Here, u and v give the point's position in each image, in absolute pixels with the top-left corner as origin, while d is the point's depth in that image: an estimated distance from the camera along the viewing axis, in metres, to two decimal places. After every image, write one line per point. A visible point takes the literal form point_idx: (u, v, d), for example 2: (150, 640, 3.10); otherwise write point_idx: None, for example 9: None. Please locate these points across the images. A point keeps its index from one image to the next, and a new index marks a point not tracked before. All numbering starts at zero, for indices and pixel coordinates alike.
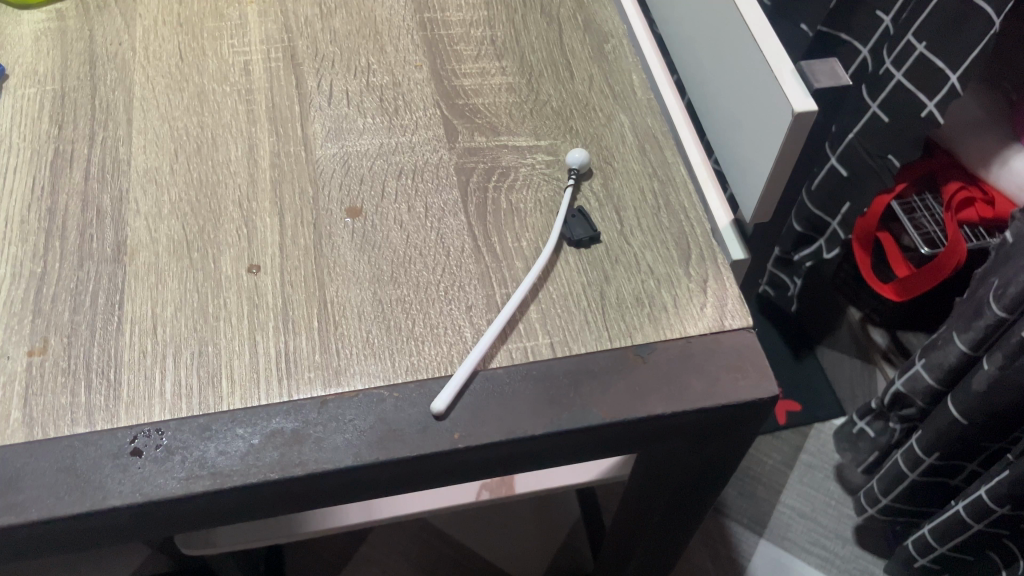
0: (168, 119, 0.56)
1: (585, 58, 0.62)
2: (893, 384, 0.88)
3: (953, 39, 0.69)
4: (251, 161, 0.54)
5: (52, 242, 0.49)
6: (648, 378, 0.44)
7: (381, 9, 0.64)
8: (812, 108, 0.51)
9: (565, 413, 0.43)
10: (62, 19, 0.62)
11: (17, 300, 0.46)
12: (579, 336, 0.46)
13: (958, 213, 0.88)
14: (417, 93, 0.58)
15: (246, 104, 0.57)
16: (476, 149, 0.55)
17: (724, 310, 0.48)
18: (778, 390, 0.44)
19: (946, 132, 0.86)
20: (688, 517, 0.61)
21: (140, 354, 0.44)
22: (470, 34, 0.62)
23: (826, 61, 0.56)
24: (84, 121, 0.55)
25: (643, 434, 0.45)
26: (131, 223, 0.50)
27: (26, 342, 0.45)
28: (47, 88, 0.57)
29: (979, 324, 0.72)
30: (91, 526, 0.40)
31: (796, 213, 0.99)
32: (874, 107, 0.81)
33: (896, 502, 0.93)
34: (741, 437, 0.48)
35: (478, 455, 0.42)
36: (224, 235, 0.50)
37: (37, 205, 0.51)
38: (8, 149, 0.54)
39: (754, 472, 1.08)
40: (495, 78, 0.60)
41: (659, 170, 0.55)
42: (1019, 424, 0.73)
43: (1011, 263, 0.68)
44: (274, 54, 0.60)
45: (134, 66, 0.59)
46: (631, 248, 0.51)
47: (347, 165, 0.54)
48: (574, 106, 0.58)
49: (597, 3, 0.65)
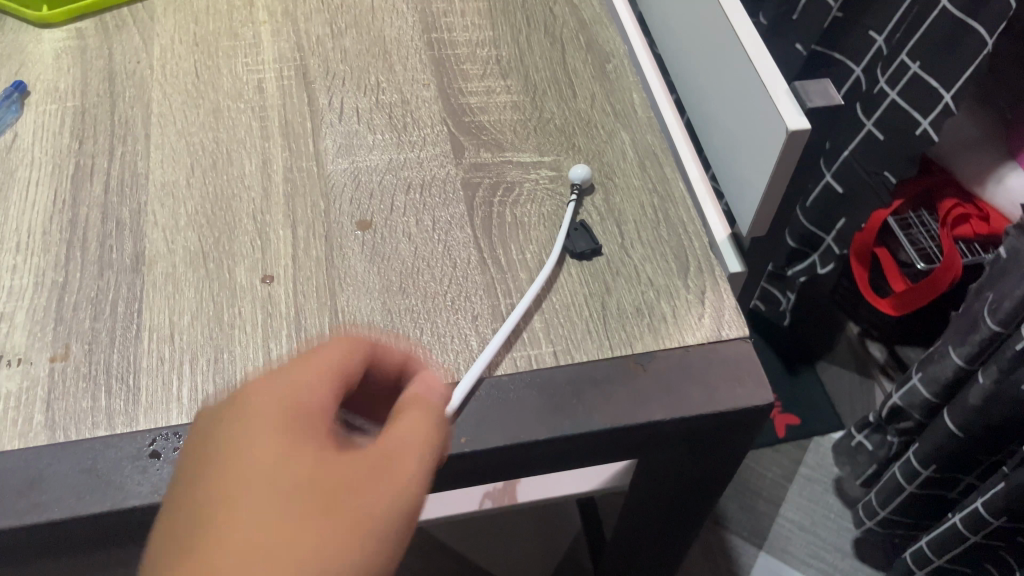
0: (185, 135, 0.58)
1: (587, 77, 0.64)
2: (891, 398, 0.89)
3: (946, 60, 0.71)
4: (265, 175, 0.55)
5: (74, 253, 0.51)
6: (648, 385, 0.46)
7: (391, 29, 0.66)
8: (806, 125, 0.53)
9: (567, 420, 0.44)
10: (81, 38, 0.64)
11: (40, 308, 0.48)
12: (581, 345, 0.48)
13: (954, 229, 0.89)
14: (425, 110, 0.60)
15: (259, 120, 0.59)
16: (482, 164, 0.57)
17: (721, 320, 0.49)
18: (773, 398, 0.45)
19: (942, 150, 0.88)
20: (688, 525, 0.62)
21: (158, 361, 0.46)
22: (476, 54, 0.65)
23: (820, 82, 0.57)
24: (104, 137, 0.57)
25: (643, 441, 0.46)
26: (149, 234, 0.52)
27: (49, 349, 0.46)
28: (68, 104, 0.59)
29: (974, 339, 0.74)
30: (110, 526, 0.41)
31: (791, 228, 1.00)
32: (868, 125, 0.83)
33: (895, 514, 0.94)
34: (739, 444, 0.49)
35: (483, 459, 0.44)
36: (238, 247, 0.52)
37: (58, 218, 0.53)
38: (30, 162, 0.56)
39: (754, 486, 1.10)
40: (500, 96, 0.62)
41: (659, 185, 0.57)
42: (1014, 437, 0.74)
43: (1006, 278, 0.69)
44: (287, 72, 0.62)
45: (153, 83, 0.61)
46: (632, 260, 0.52)
47: (357, 180, 0.56)
48: (577, 123, 0.60)
49: (599, 24, 0.67)
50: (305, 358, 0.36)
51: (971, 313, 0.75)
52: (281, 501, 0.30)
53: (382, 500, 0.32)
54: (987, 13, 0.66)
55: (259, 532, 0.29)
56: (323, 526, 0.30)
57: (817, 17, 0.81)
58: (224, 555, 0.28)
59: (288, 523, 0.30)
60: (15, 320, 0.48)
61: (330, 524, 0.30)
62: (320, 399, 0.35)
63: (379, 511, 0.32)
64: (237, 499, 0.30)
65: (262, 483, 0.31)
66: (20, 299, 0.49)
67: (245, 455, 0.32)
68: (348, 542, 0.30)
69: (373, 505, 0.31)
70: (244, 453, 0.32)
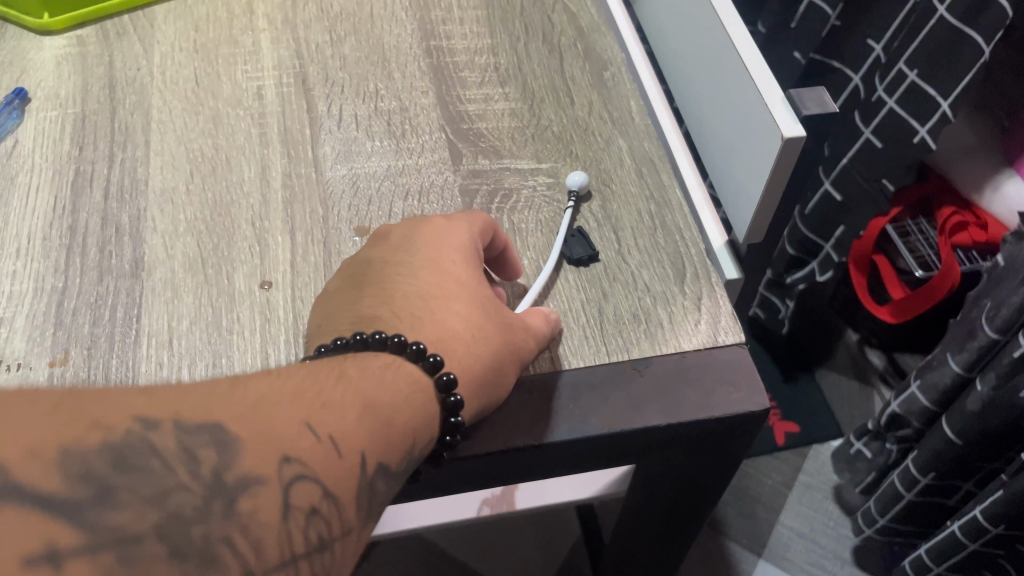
0: (185, 141, 0.58)
1: (585, 85, 0.64)
2: (890, 405, 0.90)
3: (943, 68, 0.71)
4: (264, 181, 0.56)
5: (73, 258, 0.51)
6: (645, 390, 0.46)
7: (390, 36, 0.67)
8: (801, 133, 0.53)
9: (564, 424, 0.44)
10: (82, 45, 0.64)
11: (40, 313, 0.48)
12: (578, 351, 0.48)
13: (952, 237, 0.90)
14: (424, 117, 0.61)
15: (259, 127, 0.59)
16: (480, 171, 0.58)
17: (718, 326, 0.50)
18: (769, 403, 0.45)
19: (939, 157, 0.88)
20: (686, 530, 0.62)
21: (157, 366, 0.46)
22: (475, 61, 0.65)
23: (815, 89, 0.58)
24: (104, 143, 0.57)
25: (640, 446, 0.46)
26: (148, 240, 0.52)
27: (48, 354, 0.47)
28: (68, 111, 0.59)
29: (972, 346, 0.74)
30: None
31: (789, 236, 1.00)
32: (867, 132, 0.83)
33: (893, 522, 0.94)
34: (735, 450, 0.49)
35: (480, 463, 0.44)
36: (237, 252, 0.52)
37: (58, 223, 0.53)
38: (31, 168, 0.56)
39: (753, 493, 1.09)
40: (499, 104, 0.62)
41: (656, 192, 0.57)
42: (1013, 445, 0.74)
43: (1004, 286, 0.69)
44: (286, 79, 0.62)
45: (153, 89, 0.61)
46: (629, 266, 0.53)
47: (356, 186, 0.56)
48: (574, 130, 0.61)
49: (596, 32, 0.68)
50: (463, 219, 0.48)
51: (970, 320, 0.75)
52: (469, 303, 0.44)
53: (526, 330, 0.46)
54: (983, 22, 0.66)
55: (457, 319, 0.43)
56: (499, 327, 0.44)
57: (815, 25, 0.81)
58: (439, 329, 0.42)
59: (477, 316, 0.44)
60: (16, 324, 0.48)
61: (504, 328, 0.44)
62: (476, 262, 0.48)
63: (526, 339, 0.45)
64: (438, 298, 0.44)
65: (454, 289, 0.44)
66: (20, 304, 0.49)
67: (436, 266, 0.45)
68: (514, 345, 0.44)
69: (522, 331, 0.45)
70: (431, 269, 0.45)
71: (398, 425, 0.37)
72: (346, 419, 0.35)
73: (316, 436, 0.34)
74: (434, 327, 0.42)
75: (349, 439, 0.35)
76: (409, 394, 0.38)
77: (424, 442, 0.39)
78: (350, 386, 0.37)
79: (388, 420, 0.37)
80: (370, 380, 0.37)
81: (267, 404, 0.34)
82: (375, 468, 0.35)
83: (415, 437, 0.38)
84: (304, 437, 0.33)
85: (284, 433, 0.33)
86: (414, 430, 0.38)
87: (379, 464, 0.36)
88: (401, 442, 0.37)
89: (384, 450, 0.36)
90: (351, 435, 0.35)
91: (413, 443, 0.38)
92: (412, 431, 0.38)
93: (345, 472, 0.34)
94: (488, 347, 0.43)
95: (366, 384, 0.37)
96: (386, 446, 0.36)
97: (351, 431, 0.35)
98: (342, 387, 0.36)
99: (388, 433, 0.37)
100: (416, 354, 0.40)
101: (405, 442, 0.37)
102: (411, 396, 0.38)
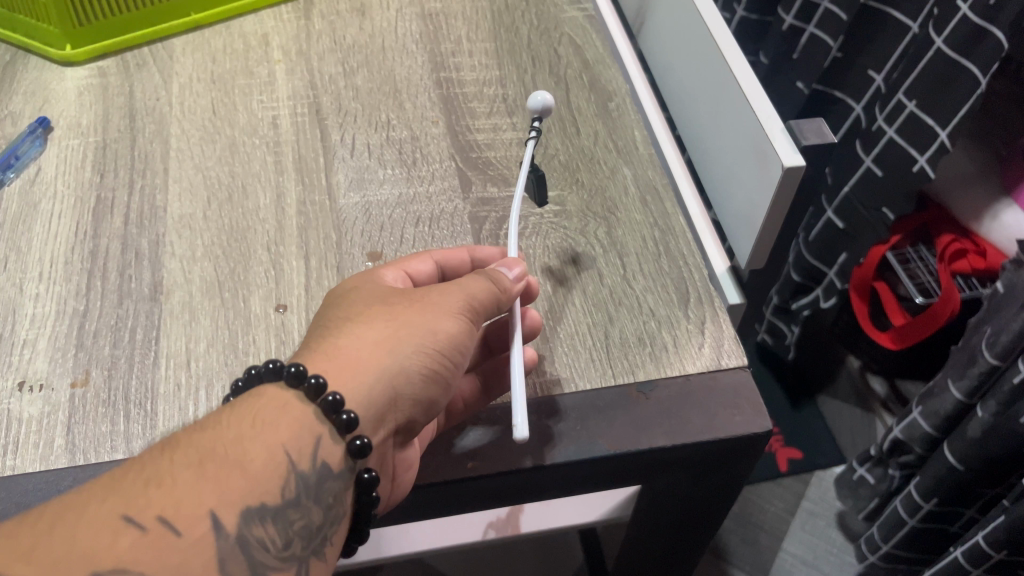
0: (202, 169, 0.60)
1: (590, 116, 0.66)
2: (892, 431, 0.90)
3: (941, 99, 0.73)
4: (279, 209, 0.57)
5: (95, 282, 0.53)
6: (648, 413, 0.47)
7: (401, 68, 0.69)
8: (801, 163, 0.55)
9: (572, 445, 0.46)
10: (103, 76, 0.66)
11: (62, 335, 0.50)
12: (585, 373, 0.49)
13: (952, 263, 0.90)
14: (434, 147, 0.63)
15: (274, 155, 0.61)
16: (489, 199, 0.59)
17: (721, 350, 0.51)
18: (771, 425, 0.47)
19: (938, 184, 0.90)
20: (687, 552, 0.63)
21: (175, 386, 0.47)
22: (483, 92, 0.67)
23: (814, 121, 0.59)
24: (125, 171, 0.59)
25: (645, 467, 0.48)
26: (167, 264, 0.54)
27: (69, 374, 0.48)
28: (89, 140, 0.62)
29: (973, 372, 0.75)
30: None
31: (795, 263, 1.03)
32: (868, 161, 0.85)
33: (897, 549, 0.94)
34: (738, 473, 0.50)
35: (489, 484, 0.45)
36: (253, 276, 0.53)
37: (80, 248, 0.55)
38: (54, 196, 0.58)
39: (756, 519, 1.10)
40: (506, 133, 0.64)
41: (660, 220, 0.59)
42: (1016, 471, 0.74)
43: (1004, 313, 0.71)
44: (300, 109, 0.64)
45: (172, 118, 0.63)
46: (635, 291, 0.54)
47: (368, 213, 0.57)
48: (580, 159, 0.63)
49: (602, 64, 0.69)
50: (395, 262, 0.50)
51: (970, 346, 0.76)
52: (352, 302, 0.44)
53: (444, 287, 0.44)
54: (980, 54, 0.68)
55: (345, 319, 0.43)
56: (390, 304, 0.43)
57: (817, 57, 0.83)
58: (325, 333, 0.42)
59: (371, 308, 0.43)
60: (37, 345, 0.49)
61: (394, 303, 0.44)
62: (455, 262, 0.51)
63: (444, 293, 0.44)
64: (329, 310, 0.44)
65: (345, 296, 0.45)
66: (42, 326, 0.50)
67: (341, 293, 0.45)
68: (417, 306, 0.43)
69: (435, 289, 0.44)
70: (338, 292, 0.45)
71: (251, 457, 0.37)
72: (182, 488, 0.35)
73: (141, 528, 0.33)
74: (319, 335, 0.42)
75: (184, 512, 0.34)
76: (261, 419, 0.38)
77: (313, 450, 0.39)
78: (184, 447, 0.36)
79: (236, 460, 0.36)
80: (208, 427, 0.37)
81: (72, 513, 0.33)
82: (236, 520, 0.35)
83: (289, 453, 0.38)
84: (126, 536, 0.33)
85: (96, 539, 0.32)
86: (282, 448, 0.38)
87: (241, 511, 0.36)
88: (270, 470, 0.37)
89: (243, 492, 0.36)
90: (186, 506, 0.34)
91: (290, 459, 0.38)
92: (281, 451, 0.38)
93: (192, 548, 0.34)
94: (374, 324, 0.42)
95: (203, 434, 0.37)
96: (241, 488, 0.36)
97: (184, 502, 0.34)
98: (175, 453, 0.36)
99: (239, 473, 0.36)
100: (274, 371, 0.40)
101: (278, 466, 0.37)
102: (263, 419, 0.38)
